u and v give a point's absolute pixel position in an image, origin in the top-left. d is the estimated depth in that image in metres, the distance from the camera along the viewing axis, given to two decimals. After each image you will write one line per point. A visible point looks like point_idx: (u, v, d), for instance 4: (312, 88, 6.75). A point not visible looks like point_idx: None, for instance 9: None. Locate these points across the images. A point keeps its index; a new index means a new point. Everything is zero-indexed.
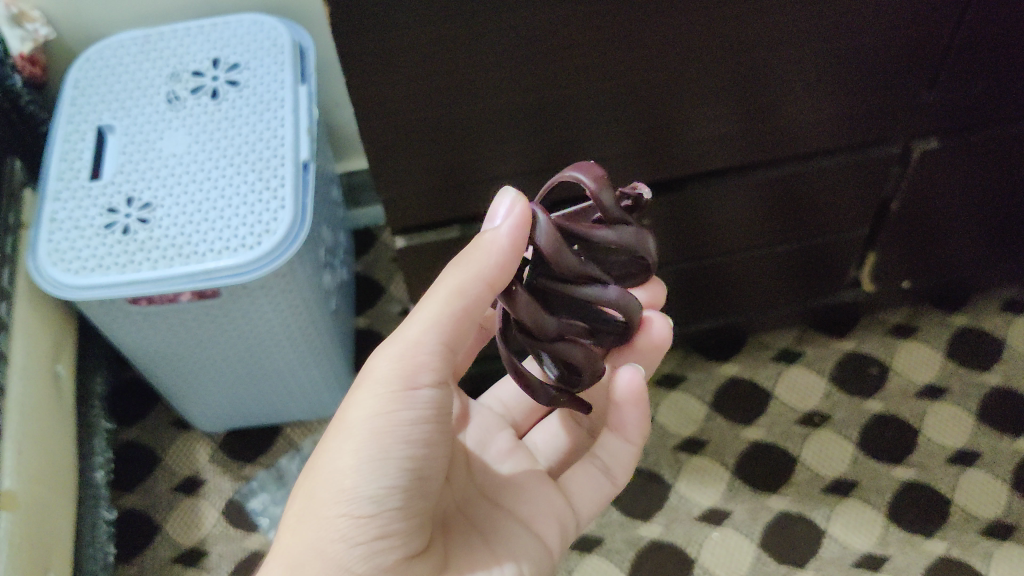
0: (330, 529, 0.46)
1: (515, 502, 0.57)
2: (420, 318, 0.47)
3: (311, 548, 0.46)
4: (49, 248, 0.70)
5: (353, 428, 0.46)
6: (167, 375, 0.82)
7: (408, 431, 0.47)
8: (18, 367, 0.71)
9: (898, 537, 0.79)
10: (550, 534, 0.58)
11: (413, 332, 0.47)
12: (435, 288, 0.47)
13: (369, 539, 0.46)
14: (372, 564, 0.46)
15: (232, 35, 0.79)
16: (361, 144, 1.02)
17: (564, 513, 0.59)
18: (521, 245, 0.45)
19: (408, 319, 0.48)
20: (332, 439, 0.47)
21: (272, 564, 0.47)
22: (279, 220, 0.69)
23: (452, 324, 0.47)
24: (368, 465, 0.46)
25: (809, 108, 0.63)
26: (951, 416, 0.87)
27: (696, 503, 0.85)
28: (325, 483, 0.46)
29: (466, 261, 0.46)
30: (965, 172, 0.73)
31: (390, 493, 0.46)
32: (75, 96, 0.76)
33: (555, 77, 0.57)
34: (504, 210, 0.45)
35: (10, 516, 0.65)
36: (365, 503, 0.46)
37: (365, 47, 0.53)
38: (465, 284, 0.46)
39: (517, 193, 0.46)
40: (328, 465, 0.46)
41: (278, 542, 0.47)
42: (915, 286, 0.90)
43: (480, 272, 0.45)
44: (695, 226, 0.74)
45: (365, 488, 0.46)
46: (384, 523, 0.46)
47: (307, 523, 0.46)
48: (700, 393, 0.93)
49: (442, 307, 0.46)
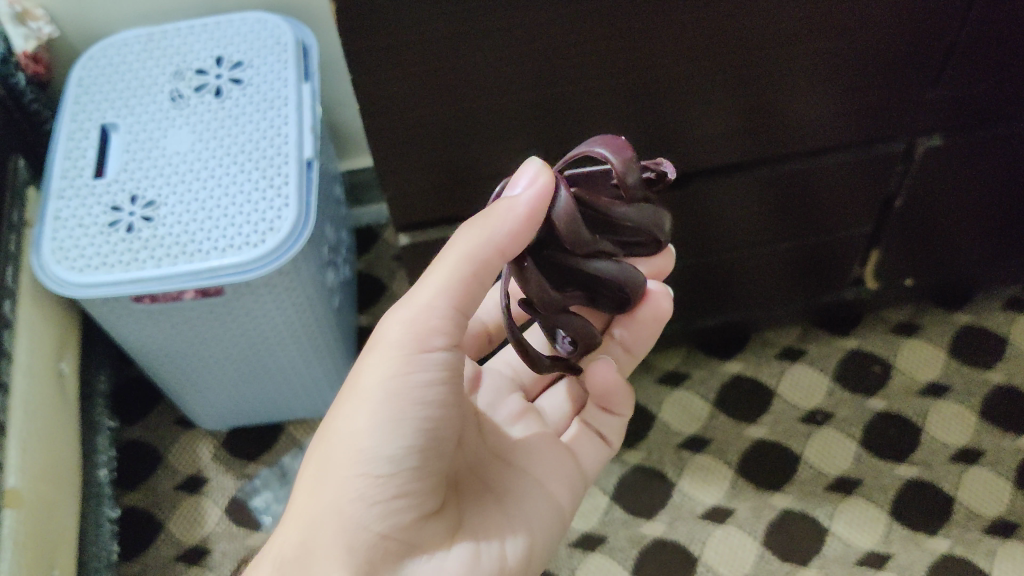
0: (347, 490, 0.45)
1: (529, 464, 0.56)
2: (431, 282, 0.46)
3: (329, 508, 0.46)
4: (52, 246, 0.70)
5: (367, 391, 0.46)
6: (170, 374, 0.82)
7: (422, 393, 0.46)
8: (23, 365, 0.71)
9: (902, 535, 0.79)
10: (563, 496, 0.57)
11: (424, 298, 0.46)
12: (446, 252, 0.46)
13: (386, 499, 0.46)
14: (389, 523, 0.46)
15: (235, 34, 0.79)
16: (364, 142, 1.02)
17: (575, 476, 0.58)
18: (537, 216, 0.44)
19: (419, 283, 0.47)
20: (346, 402, 0.47)
21: (290, 526, 0.47)
22: (283, 218, 0.70)
23: (464, 289, 0.46)
24: (384, 426, 0.45)
25: (813, 106, 0.63)
26: (954, 414, 0.87)
27: (699, 501, 0.85)
28: (341, 445, 0.46)
29: (478, 226, 0.45)
30: (969, 170, 0.73)
31: (407, 453, 0.46)
32: (79, 94, 0.76)
33: (559, 74, 0.57)
34: (525, 180, 0.45)
35: (15, 514, 0.65)
36: (381, 463, 0.45)
37: (371, 44, 0.53)
38: (476, 250, 0.45)
39: (542, 164, 0.45)
40: (343, 427, 0.46)
41: (295, 504, 0.48)
42: (917, 283, 0.90)
43: (493, 238, 0.44)
44: (698, 224, 0.74)
45: (381, 449, 0.45)
46: (401, 483, 0.46)
47: (324, 484, 0.46)
48: (703, 391, 0.93)
49: (452, 271, 0.45)
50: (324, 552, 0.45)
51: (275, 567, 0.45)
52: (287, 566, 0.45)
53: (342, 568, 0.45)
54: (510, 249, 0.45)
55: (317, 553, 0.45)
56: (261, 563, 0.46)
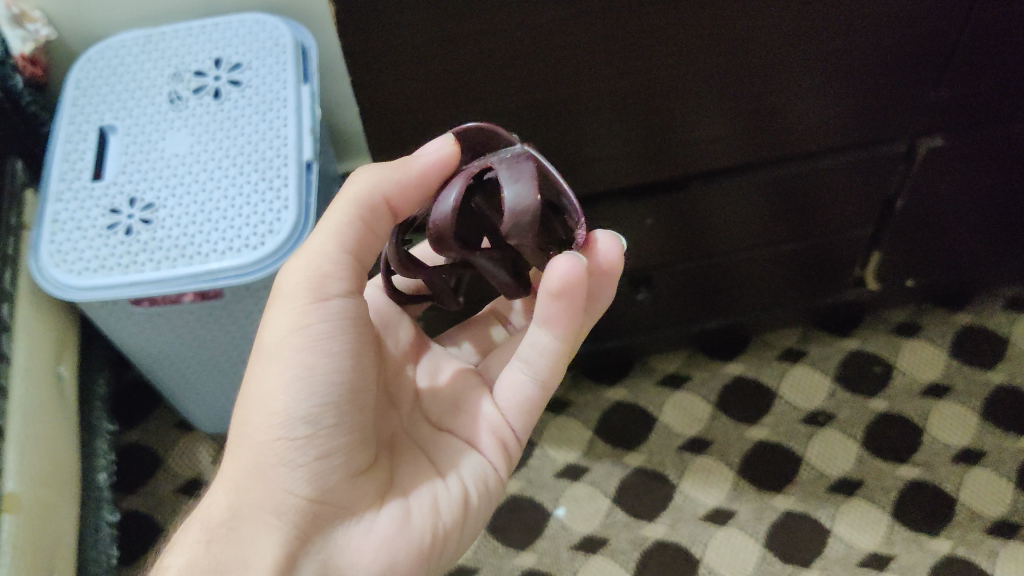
0: (268, 453, 0.48)
1: (456, 425, 0.57)
2: (322, 230, 0.49)
3: (251, 471, 0.48)
4: (51, 250, 0.69)
5: (276, 348, 0.48)
6: (170, 377, 0.81)
7: (327, 343, 0.48)
8: (20, 368, 0.70)
9: (904, 536, 0.79)
10: (492, 455, 0.57)
11: (314, 245, 0.49)
12: (335, 202, 0.50)
13: (308, 460, 0.48)
14: (314, 485, 0.48)
15: (233, 35, 0.79)
16: (365, 144, 1.02)
17: (499, 429, 0.57)
18: (429, 178, 0.49)
19: (312, 235, 0.50)
20: (257, 362, 0.49)
21: (218, 490, 0.49)
22: (282, 221, 0.69)
23: (357, 234, 0.49)
24: (296, 385, 0.47)
25: (812, 109, 0.63)
26: (956, 414, 0.87)
27: (700, 502, 0.84)
28: (257, 407, 0.48)
29: (364, 172, 0.49)
30: (969, 170, 0.72)
31: (322, 410, 0.48)
32: (76, 97, 0.76)
33: (560, 76, 0.57)
34: (432, 148, 0.49)
35: (13, 519, 0.64)
36: (298, 424, 0.47)
37: (372, 48, 0.52)
38: (362, 193, 0.48)
39: (451, 140, 0.49)
40: (258, 389, 0.48)
41: (221, 469, 0.50)
42: (919, 284, 0.90)
43: (376, 180, 0.48)
44: (698, 227, 0.74)
45: (295, 408, 0.47)
46: (322, 443, 0.48)
47: (246, 448, 0.48)
48: (704, 392, 0.93)
49: (339, 220, 0.49)
50: (251, 516, 0.48)
51: (203, 530, 0.48)
52: (215, 530, 0.48)
53: (274, 532, 0.48)
54: (396, 194, 0.49)
55: (246, 517, 0.48)
56: (190, 527, 0.49)
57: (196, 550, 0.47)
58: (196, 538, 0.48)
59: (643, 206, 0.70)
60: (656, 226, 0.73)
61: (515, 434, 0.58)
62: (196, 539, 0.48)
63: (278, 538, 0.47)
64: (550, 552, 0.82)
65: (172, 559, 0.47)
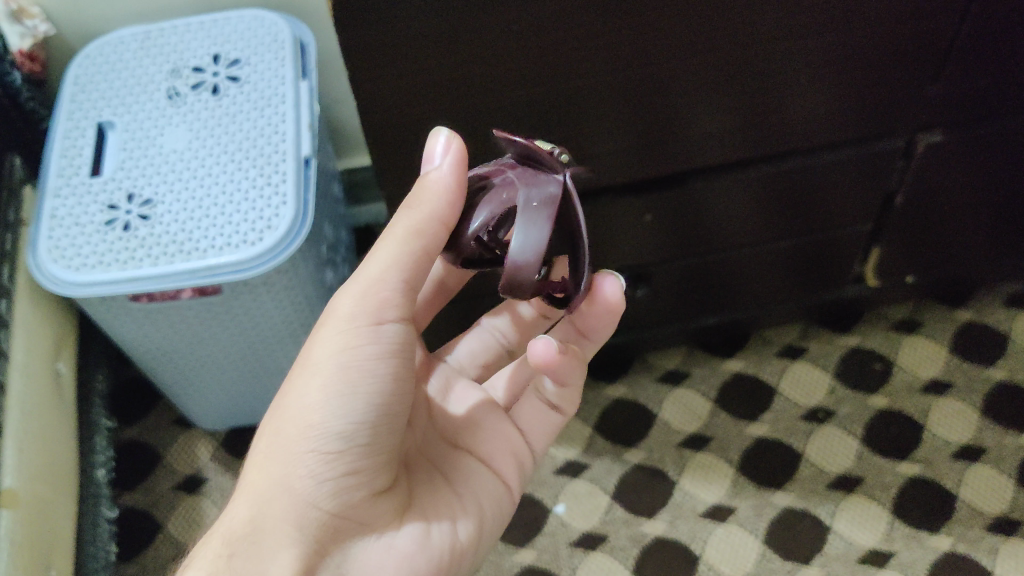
0: (298, 466, 0.47)
1: (475, 445, 0.59)
2: (379, 256, 0.47)
3: (278, 484, 0.47)
4: (49, 245, 0.69)
5: (320, 365, 0.47)
6: (168, 373, 0.81)
7: (373, 366, 0.48)
8: (18, 364, 0.70)
9: (904, 533, 0.79)
10: (508, 474, 0.60)
11: (372, 270, 0.47)
12: (392, 228, 0.47)
13: (337, 476, 0.48)
14: (340, 500, 0.48)
15: (232, 31, 0.79)
16: (364, 140, 1.01)
17: (519, 451, 0.61)
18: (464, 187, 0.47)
19: (369, 257, 0.48)
20: (298, 376, 0.48)
21: (241, 500, 0.48)
22: (280, 216, 0.69)
23: (417, 263, 0.47)
24: (334, 401, 0.47)
25: (809, 103, 0.63)
26: (956, 411, 0.87)
27: (700, 499, 0.84)
28: (291, 420, 0.47)
29: (417, 202, 0.46)
30: (969, 166, 0.72)
31: (358, 428, 0.47)
32: (75, 92, 0.76)
33: (558, 70, 0.56)
34: (441, 149, 0.47)
35: (11, 514, 0.64)
36: (332, 440, 0.47)
37: (369, 42, 0.52)
38: (422, 225, 0.46)
39: (449, 132, 0.47)
40: (295, 402, 0.47)
41: (246, 478, 0.49)
42: (919, 280, 0.89)
43: (434, 212, 0.46)
44: (697, 222, 0.74)
45: (331, 424, 0.47)
46: (352, 460, 0.48)
47: (275, 460, 0.48)
48: (704, 389, 0.93)
49: (400, 248, 0.46)
50: (274, 530, 0.47)
51: (224, 543, 0.47)
52: (236, 544, 0.47)
53: (292, 545, 0.47)
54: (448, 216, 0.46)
55: (267, 529, 0.47)
56: (210, 538, 0.48)
57: (216, 564, 0.46)
58: (216, 552, 0.47)
59: (641, 201, 0.70)
60: (656, 221, 0.73)
61: (530, 457, 0.62)
62: (216, 553, 0.47)
63: (297, 552, 0.47)
64: (549, 549, 0.82)
65: (193, 573, 0.46)
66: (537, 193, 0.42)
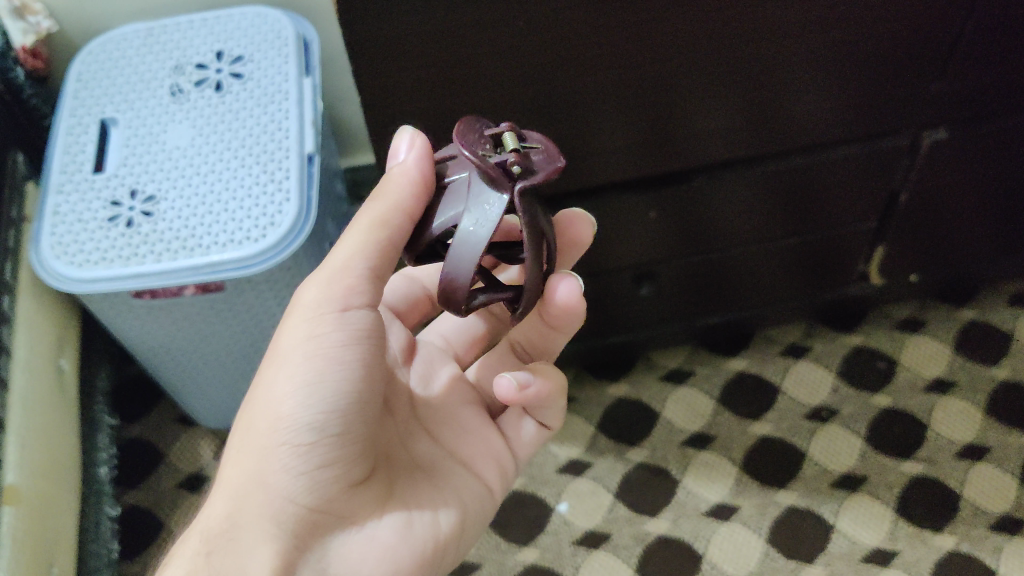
0: (272, 460, 0.47)
1: (455, 442, 0.59)
2: (345, 247, 0.48)
3: (252, 479, 0.47)
4: (51, 242, 0.69)
5: (288, 356, 0.47)
6: (171, 371, 0.81)
7: (341, 353, 0.47)
8: (21, 360, 0.70)
9: (907, 532, 0.79)
10: (489, 464, 0.60)
11: (338, 261, 0.48)
12: (357, 220, 0.48)
13: (311, 468, 0.48)
14: (315, 493, 0.48)
15: (235, 28, 0.79)
16: (367, 138, 1.01)
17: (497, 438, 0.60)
18: (430, 180, 0.47)
19: (336, 248, 0.49)
20: (268, 369, 0.48)
21: (218, 498, 0.48)
22: (284, 213, 0.69)
23: (382, 253, 0.47)
24: (303, 391, 0.47)
25: (813, 101, 0.63)
26: (960, 410, 0.87)
27: (704, 498, 0.84)
28: (263, 414, 0.48)
29: (382, 194, 0.46)
30: (973, 164, 0.72)
31: (327, 418, 0.47)
32: (77, 89, 0.76)
33: (563, 66, 0.56)
34: (405, 146, 0.48)
35: (14, 511, 0.64)
36: (302, 431, 0.47)
37: (374, 37, 0.52)
38: (386, 215, 0.46)
39: (414, 131, 0.49)
40: (266, 395, 0.48)
41: (223, 475, 0.49)
42: (924, 278, 0.89)
43: (398, 201, 0.46)
44: (700, 221, 0.74)
45: (301, 416, 0.47)
46: (325, 451, 0.48)
47: (248, 455, 0.48)
48: (707, 388, 0.93)
49: (365, 238, 0.47)
50: (252, 525, 0.47)
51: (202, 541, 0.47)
52: (214, 541, 0.47)
53: (271, 541, 0.47)
54: (412, 206, 0.47)
55: (244, 526, 0.47)
56: (188, 537, 0.48)
57: (196, 562, 0.46)
58: (195, 549, 0.47)
59: (645, 199, 0.70)
60: (659, 220, 0.73)
61: (513, 448, 0.62)
62: (196, 550, 0.46)
63: (276, 547, 0.47)
64: (552, 548, 0.82)
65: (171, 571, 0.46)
66: (477, 214, 0.42)
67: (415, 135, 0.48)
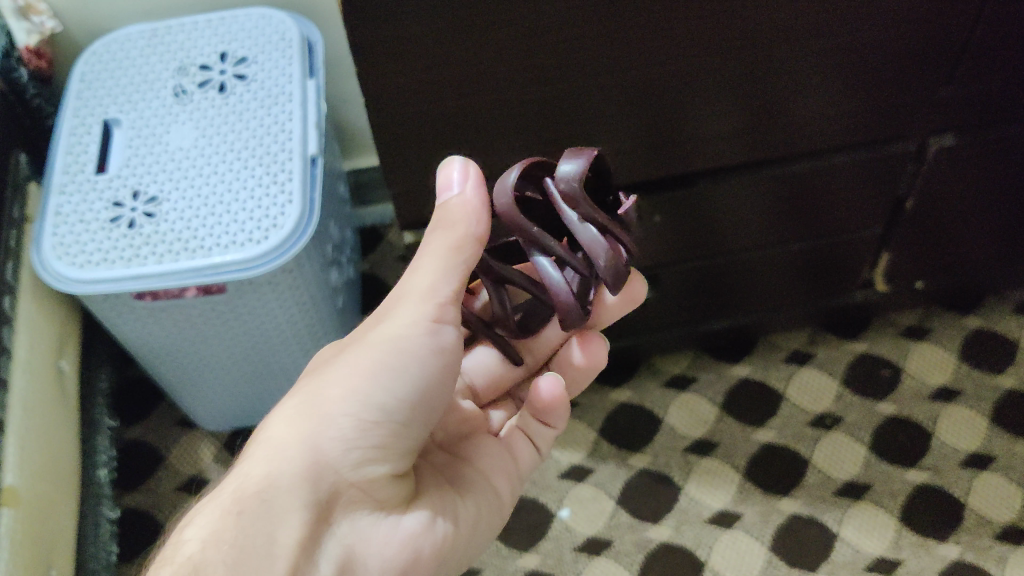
0: (332, 427, 0.45)
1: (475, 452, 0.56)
2: (424, 266, 0.47)
3: (305, 443, 0.45)
4: (53, 242, 0.69)
5: (372, 343, 0.47)
6: (171, 373, 0.80)
7: (426, 358, 0.47)
8: (21, 361, 0.70)
9: (911, 541, 0.78)
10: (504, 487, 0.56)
11: (424, 278, 0.47)
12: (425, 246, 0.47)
13: (366, 446, 0.46)
14: (362, 470, 0.46)
15: (239, 29, 0.79)
16: (371, 141, 1.01)
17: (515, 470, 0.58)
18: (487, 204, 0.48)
19: (411, 270, 0.48)
20: (350, 352, 0.48)
21: (255, 457, 0.46)
22: (287, 214, 0.69)
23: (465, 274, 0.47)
24: (382, 374, 0.46)
25: (821, 104, 0.62)
26: (966, 419, 0.86)
27: (706, 505, 0.84)
28: (333, 385, 0.47)
29: (452, 225, 0.46)
30: (980, 171, 0.72)
31: (399, 405, 0.47)
32: (81, 89, 0.76)
33: (567, 70, 0.56)
34: (458, 177, 0.47)
35: (13, 512, 0.63)
36: (371, 409, 0.46)
37: (378, 41, 0.52)
38: (460, 242, 0.46)
39: (462, 160, 0.48)
40: (342, 371, 0.47)
41: (267, 433, 0.47)
42: (929, 286, 0.89)
43: (471, 232, 0.46)
44: (707, 225, 0.73)
45: (376, 395, 0.46)
46: (384, 434, 0.46)
47: (308, 417, 0.46)
48: (710, 394, 0.93)
49: (446, 260, 0.46)
50: (289, 487, 0.44)
51: (234, 499, 0.44)
52: (247, 500, 0.44)
53: (303, 508, 0.44)
54: (480, 234, 0.47)
55: (280, 487, 0.44)
56: (218, 495, 0.45)
57: (227, 520, 0.43)
58: (225, 508, 0.44)
59: (650, 203, 0.70)
60: (664, 222, 0.72)
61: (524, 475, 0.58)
62: (224, 509, 0.44)
63: (306, 514, 0.44)
64: (553, 554, 0.82)
65: (193, 530, 0.44)
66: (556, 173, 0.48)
67: (466, 163, 0.48)
